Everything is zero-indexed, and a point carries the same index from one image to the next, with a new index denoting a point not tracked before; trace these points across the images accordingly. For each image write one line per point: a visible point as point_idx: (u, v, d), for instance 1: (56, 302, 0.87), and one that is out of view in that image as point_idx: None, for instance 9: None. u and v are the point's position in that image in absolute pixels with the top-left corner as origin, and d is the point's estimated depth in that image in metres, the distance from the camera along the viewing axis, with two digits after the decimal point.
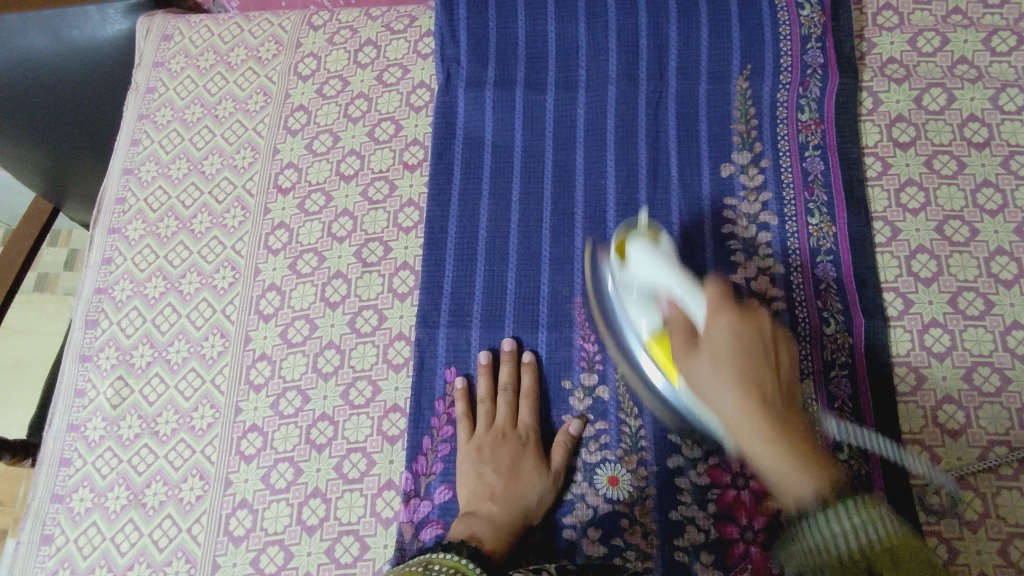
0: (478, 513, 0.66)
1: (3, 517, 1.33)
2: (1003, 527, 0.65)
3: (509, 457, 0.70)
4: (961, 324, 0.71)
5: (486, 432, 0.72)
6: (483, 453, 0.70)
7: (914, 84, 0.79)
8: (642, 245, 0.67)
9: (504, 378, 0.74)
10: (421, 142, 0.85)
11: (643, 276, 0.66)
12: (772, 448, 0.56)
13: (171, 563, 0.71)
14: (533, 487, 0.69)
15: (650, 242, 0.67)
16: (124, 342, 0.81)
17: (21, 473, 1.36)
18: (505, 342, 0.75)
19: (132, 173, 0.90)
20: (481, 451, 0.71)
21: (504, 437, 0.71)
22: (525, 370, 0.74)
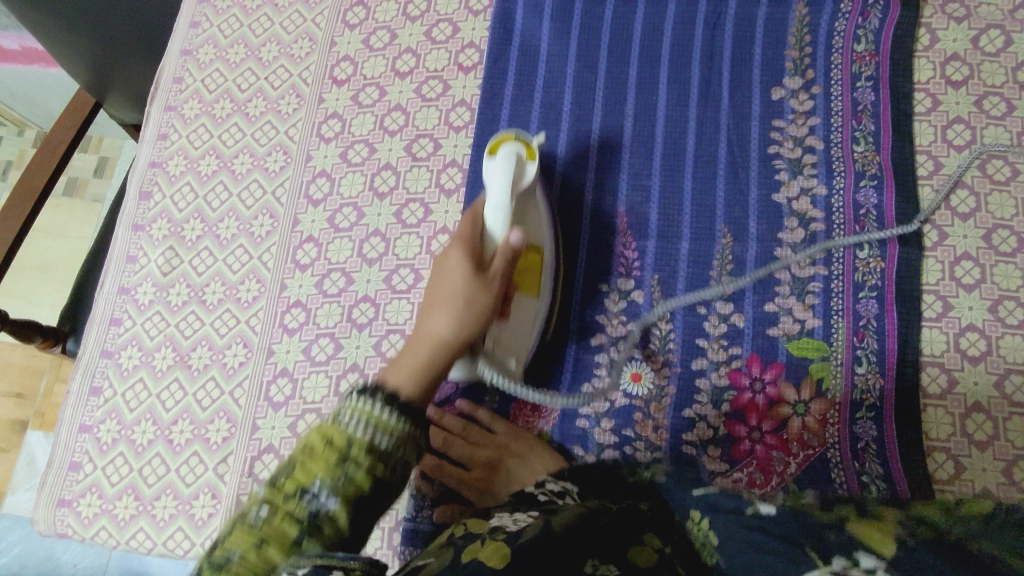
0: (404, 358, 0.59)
1: (23, 409, 1.35)
2: (1009, 449, 0.68)
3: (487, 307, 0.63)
4: (992, 259, 0.73)
5: (479, 291, 0.63)
6: (435, 285, 0.64)
7: (973, 23, 0.80)
8: (513, 159, 0.68)
9: (497, 268, 0.65)
10: (477, 45, 0.85)
11: (493, 176, 0.68)
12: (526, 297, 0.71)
13: (213, 421, 0.76)
14: (469, 340, 0.62)
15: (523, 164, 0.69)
16: (176, 215, 0.84)
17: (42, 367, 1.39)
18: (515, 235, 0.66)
19: (190, 54, 0.91)
20: (468, 308, 0.62)
21: (468, 285, 0.63)
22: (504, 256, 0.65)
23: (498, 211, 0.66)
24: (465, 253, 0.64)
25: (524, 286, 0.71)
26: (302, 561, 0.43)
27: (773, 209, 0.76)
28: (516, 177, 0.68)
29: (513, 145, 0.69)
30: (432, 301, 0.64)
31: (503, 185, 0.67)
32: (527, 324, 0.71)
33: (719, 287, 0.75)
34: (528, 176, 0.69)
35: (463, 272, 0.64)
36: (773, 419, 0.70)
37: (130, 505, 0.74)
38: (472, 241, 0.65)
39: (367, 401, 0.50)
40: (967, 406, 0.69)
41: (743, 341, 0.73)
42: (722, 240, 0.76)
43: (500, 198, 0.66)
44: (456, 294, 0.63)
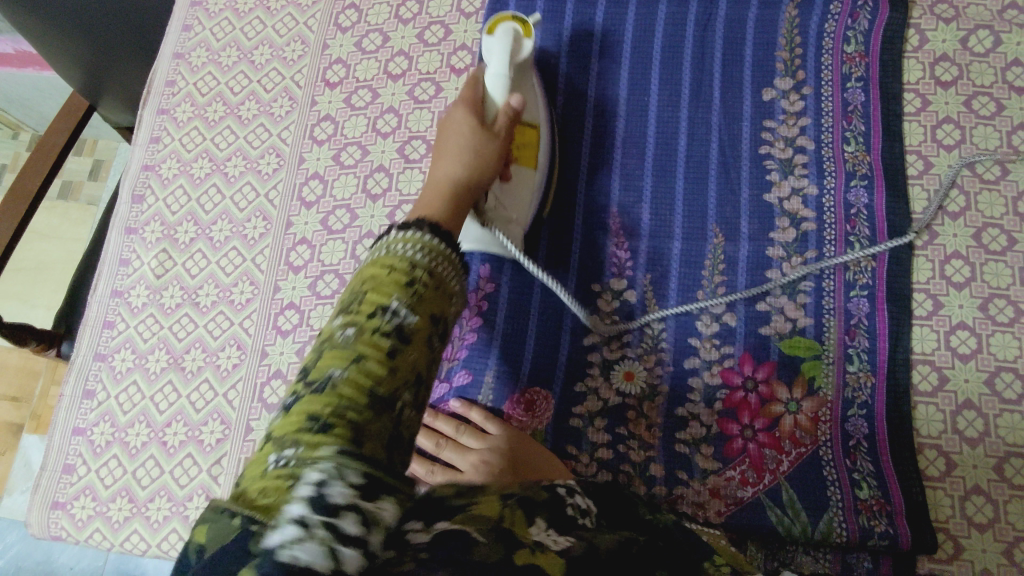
0: (425, 198, 0.55)
1: (19, 412, 1.35)
2: (1000, 446, 0.68)
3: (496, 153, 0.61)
4: (982, 258, 0.73)
5: (489, 138, 0.62)
6: (439, 137, 0.62)
7: (962, 24, 0.80)
8: (511, 39, 0.70)
9: (502, 123, 0.63)
10: (469, 47, 0.86)
11: (493, 50, 0.70)
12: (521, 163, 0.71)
13: (207, 423, 0.76)
14: (480, 182, 0.59)
15: (517, 47, 0.71)
16: (169, 218, 0.84)
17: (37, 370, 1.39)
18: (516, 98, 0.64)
19: (183, 58, 0.91)
20: (479, 146, 0.60)
21: (474, 132, 0.61)
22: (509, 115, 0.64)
23: (499, 74, 0.67)
24: (469, 109, 0.63)
25: (520, 157, 0.71)
26: (348, 463, 0.33)
27: (764, 209, 0.77)
28: (512, 48, 0.70)
29: (510, 23, 0.72)
30: (438, 152, 0.60)
31: (502, 60, 0.68)
32: (526, 189, 0.72)
33: (711, 287, 0.75)
34: (524, 51, 0.72)
35: (470, 123, 0.62)
36: (764, 417, 0.71)
37: (124, 508, 0.74)
38: (476, 99, 0.64)
39: (419, 231, 0.44)
40: (957, 404, 0.70)
41: (736, 340, 0.73)
42: (714, 240, 0.76)
43: (500, 71, 0.67)
44: (465, 142, 0.60)
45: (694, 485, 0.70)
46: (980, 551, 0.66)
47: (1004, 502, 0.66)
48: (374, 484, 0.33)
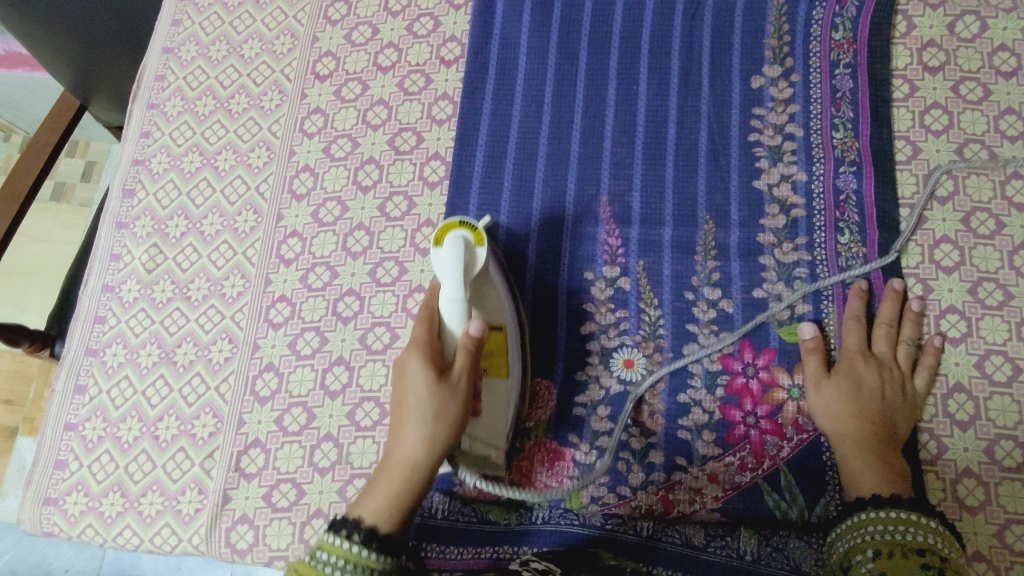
0: (372, 491, 0.59)
1: (13, 415, 1.35)
2: (991, 428, 0.68)
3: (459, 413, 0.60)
4: (971, 242, 0.73)
5: (448, 393, 0.60)
6: (396, 405, 0.62)
7: (949, 10, 0.80)
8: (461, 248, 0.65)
9: (461, 365, 0.61)
10: (458, 39, 0.86)
11: (443, 266, 0.65)
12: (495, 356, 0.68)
13: (199, 417, 0.75)
14: (441, 452, 0.60)
15: (470, 247, 0.66)
16: (160, 212, 0.84)
17: (31, 373, 1.38)
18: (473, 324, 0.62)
19: (172, 52, 0.91)
20: (438, 415, 0.60)
21: (433, 400, 0.60)
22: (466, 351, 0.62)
23: (456, 317, 0.64)
24: (423, 359, 0.61)
25: (489, 370, 0.68)
26: None
27: (754, 196, 0.77)
28: (466, 263, 0.65)
29: (462, 231, 0.67)
30: (399, 417, 0.61)
31: (454, 278, 0.64)
32: (499, 411, 0.68)
33: (704, 273, 0.75)
34: (478, 261, 0.67)
35: (425, 380, 0.60)
36: (767, 403, 0.71)
37: (116, 502, 0.74)
38: (430, 343, 0.63)
39: (341, 541, 0.54)
40: (949, 388, 0.70)
41: (733, 326, 0.73)
42: (705, 227, 0.76)
43: (450, 296, 0.64)
44: (421, 406, 0.60)
45: (693, 471, 0.70)
46: (973, 533, 0.66)
47: (995, 484, 0.67)
48: None
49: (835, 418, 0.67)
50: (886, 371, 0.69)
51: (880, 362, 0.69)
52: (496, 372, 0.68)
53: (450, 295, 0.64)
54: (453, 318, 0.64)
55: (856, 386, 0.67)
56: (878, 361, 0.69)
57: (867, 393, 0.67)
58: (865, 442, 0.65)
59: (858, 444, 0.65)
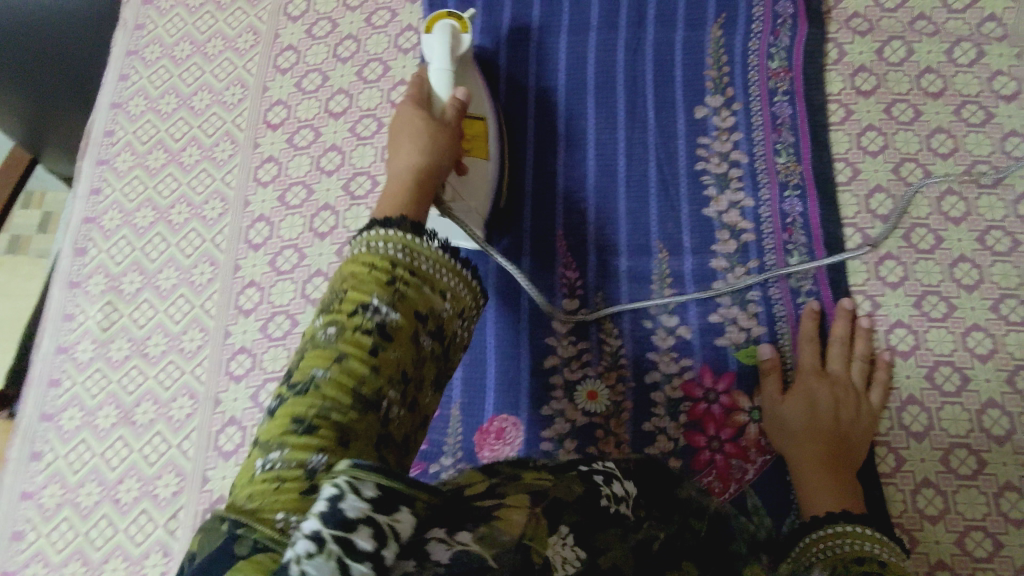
0: (388, 192, 0.58)
1: None
2: (944, 438, 0.70)
3: (447, 143, 0.63)
4: (913, 257, 0.76)
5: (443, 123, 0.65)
6: (393, 134, 0.64)
7: (876, 36, 0.84)
8: (449, 30, 0.76)
9: (450, 112, 0.66)
10: (408, 82, 0.87)
11: (432, 45, 0.76)
12: (476, 171, 0.75)
13: (161, 477, 0.74)
14: (439, 162, 0.62)
15: (456, 34, 0.77)
16: (114, 269, 0.83)
17: None
18: (461, 92, 0.68)
19: (121, 107, 0.90)
20: (435, 132, 0.63)
21: (429, 125, 0.64)
22: (455, 107, 0.67)
23: (444, 72, 0.73)
24: (413, 104, 0.66)
25: (472, 150, 0.75)
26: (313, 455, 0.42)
27: (705, 223, 0.79)
28: (453, 43, 0.76)
29: (447, 23, 0.77)
30: (395, 140, 0.63)
31: (442, 51, 0.75)
32: (482, 180, 0.75)
33: (662, 301, 0.77)
34: (463, 44, 0.77)
35: (420, 112, 0.65)
36: (729, 427, 0.72)
37: (77, 572, 0.71)
38: (422, 98, 0.68)
39: (397, 230, 0.51)
40: (902, 400, 0.72)
41: (693, 352, 0.75)
42: (659, 255, 0.78)
43: (439, 61, 0.74)
44: (418, 130, 0.63)
45: None
46: (935, 542, 0.67)
47: (953, 492, 0.68)
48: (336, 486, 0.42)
49: (792, 435, 0.68)
50: (841, 388, 0.71)
51: (835, 379, 0.72)
52: (477, 148, 0.75)
53: (438, 62, 0.74)
54: (440, 70, 0.73)
55: (815, 407, 0.69)
56: (833, 379, 0.71)
57: (823, 410, 0.69)
58: (818, 458, 0.66)
59: (809, 459, 0.67)
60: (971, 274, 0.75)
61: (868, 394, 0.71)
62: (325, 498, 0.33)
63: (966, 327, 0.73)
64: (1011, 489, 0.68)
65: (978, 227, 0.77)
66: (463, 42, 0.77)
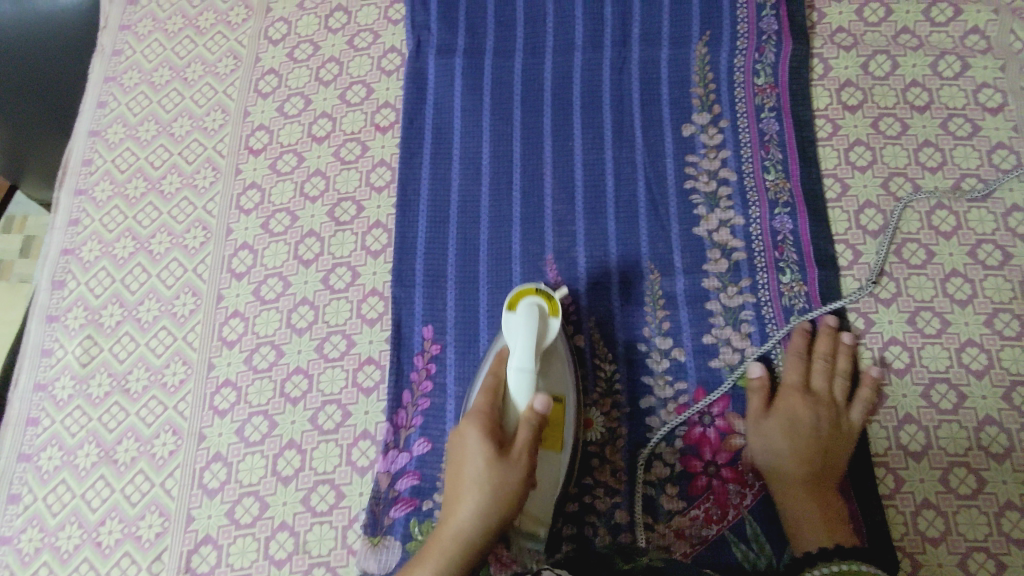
0: (427, 560, 0.58)
1: None
2: (943, 457, 0.69)
3: (506, 505, 0.60)
4: (905, 273, 0.75)
5: (500, 466, 0.60)
6: (455, 466, 0.62)
7: (861, 51, 0.84)
8: (532, 318, 0.65)
9: (519, 445, 0.61)
10: (392, 105, 0.86)
11: (512, 334, 0.66)
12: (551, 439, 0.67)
13: (144, 517, 0.72)
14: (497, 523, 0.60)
15: (542, 319, 0.67)
16: (93, 302, 0.81)
17: None
18: (526, 421, 0.62)
19: (99, 135, 0.89)
20: (498, 490, 0.59)
21: (491, 471, 0.60)
22: (524, 441, 0.61)
23: (514, 381, 0.63)
24: (481, 432, 0.61)
25: (548, 437, 0.67)
26: None
27: (695, 243, 0.78)
28: (538, 333, 0.65)
29: (533, 303, 0.67)
30: (455, 486, 0.61)
31: (522, 344, 0.64)
32: (551, 477, 0.67)
33: (655, 323, 0.76)
34: (551, 332, 0.67)
35: (484, 455, 0.60)
36: (726, 451, 0.71)
37: None
38: (489, 417, 0.63)
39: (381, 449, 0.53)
40: (899, 419, 0.71)
41: (687, 375, 0.74)
42: (650, 276, 0.77)
43: (513, 362, 0.64)
44: (476, 478, 0.60)
45: (659, 528, 0.69)
46: (936, 565, 0.66)
47: (953, 513, 0.67)
48: None
49: (778, 461, 0.68)
50: (824, 408, 0.70)
51: (817, 399, 0.71)
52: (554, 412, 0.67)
53: (514, 357, 0.64)
54: (513, 390, 0.63)
55: (800, 432, 0.68)
56: (815, 398, 0.71)
57: (804, 431, 0.68)
58: (802, 486, 0.66)
59: (796, 487, 0.66)
60: (964, 289, 0.74)
61: (850, 409, 0.71)
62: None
63: (961, 343, 0.73)
64: (1012, 508, 0.67)
65: (969, 240, 0.76)
66: (547, 334, 0.67)
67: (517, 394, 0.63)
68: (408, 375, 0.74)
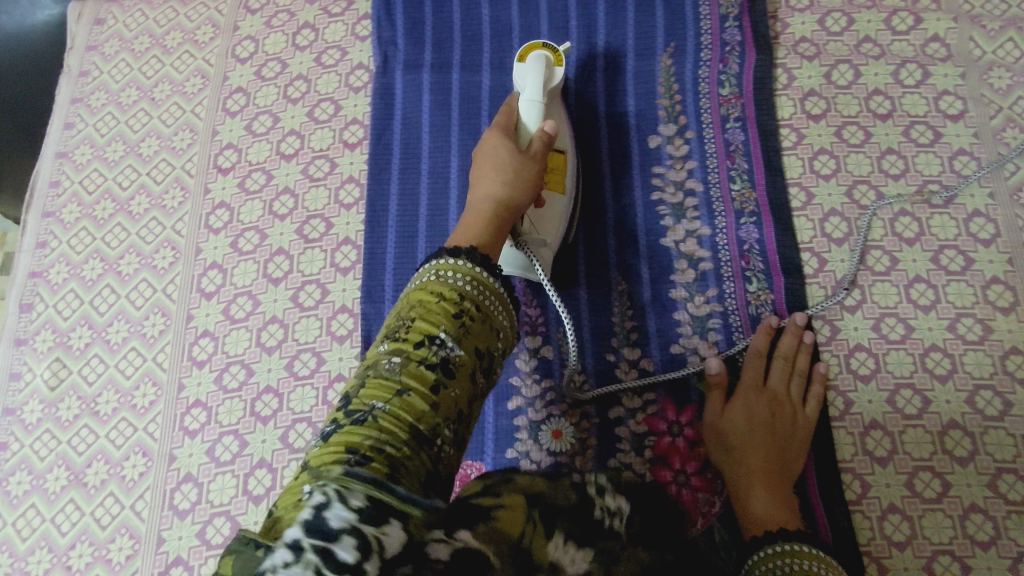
0: (466, 220, 0.60)
1: None
2: (908, 462, 0.70)
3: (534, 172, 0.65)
4: (869, 280, 0.76)
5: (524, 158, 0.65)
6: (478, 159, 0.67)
7: (823, 60, 0.85)
8: (544, 59, 0.75)
9: (536, 146, 0.67)
10: (360, 121, 0.86)
11: (523, 78, 0.75)
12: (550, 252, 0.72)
13: (115, 540, 0.71)
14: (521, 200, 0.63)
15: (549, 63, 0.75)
16: (62, 324, 0.80)
17: None
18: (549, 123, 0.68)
19: (67, 157, 0.88)
20: (517, 173, 0.64)
21: (514, 159, 0.65)
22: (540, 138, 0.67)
23: (530, 107, 0.71)
24: (504, 135, 0.67)
25: (550, 181, 0.73)
26: (357, 485, 0.37)
27: (663, 253, 0.78)
28: (545, 76, 0.74)
29: (542, 52, 0.75)
30: (478, 172, 0.65)
31: (534, 81, 0.73)
32: (557, 218, 0.73)
33: (624, 334, 0.76)
34: (557, 78, 0.76)
35: (508, 148, 0.66)
36: (694, 459, 0.72)
37: None
38: (507, 128, 0.68)
39: (465, 264, 0.53)
40: (865, 425, 0.72)
41: (656, 386, 0.74)
42: (619, 287, 0.78)
43: (528, 94, 0.72)
44: (504, 164, 0.65)
45: None
46: (903, 569, 0.67)
47: (919, 518, 0.68)
48: (385, 508, 0.35)
49: (731, 452, 0.68)
50: (780, 403, 0.71)
51: (776, 396, 0.71)
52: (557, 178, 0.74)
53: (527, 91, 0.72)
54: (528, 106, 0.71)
55: (755, 423, 0.68)
56: (773, 394, 0.71)
57: (759, 423, 0.68)
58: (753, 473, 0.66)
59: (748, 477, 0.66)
60: (927, 295, 0.75)
61: (806, 406, 0.71)
62: (314, 506, 0.35)
63: (925, 348, 0.73)
64: (976, 511, 0.68)
65: (932, 247, 0.77)
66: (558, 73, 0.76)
67: (530, 110, 0.70)
68: None
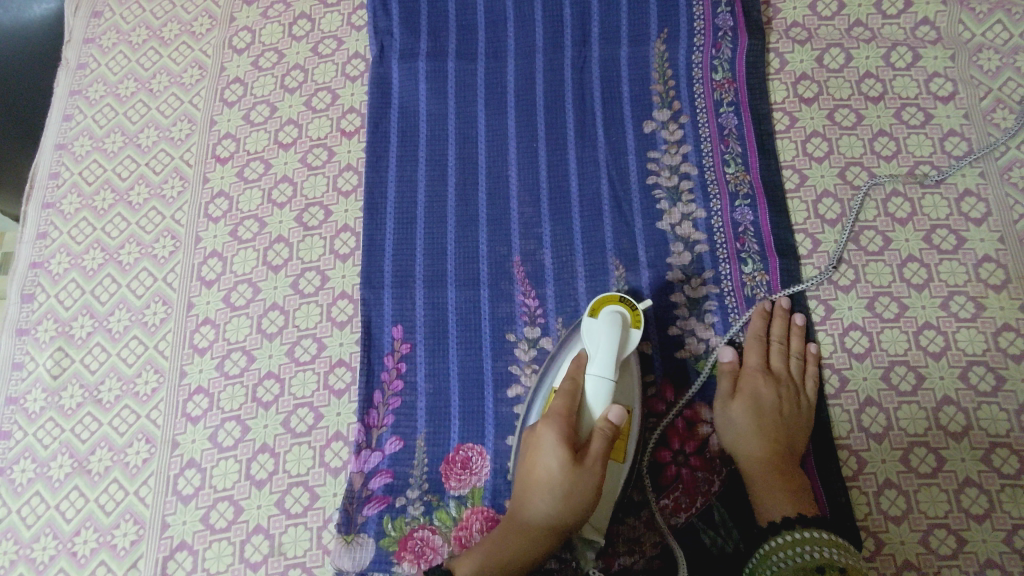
0: (507, 560, 0.62)
1: None
2: (903, 438, 0.71)
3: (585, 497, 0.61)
4: (863, 260, 0.77)
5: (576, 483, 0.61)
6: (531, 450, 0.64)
7: (815, 44, 0.86)
8: (612, 334, 0.65)
9: (595, 448, 0.61)
10: (358, 110, 0.87)
11: (590, 335, 0.67)
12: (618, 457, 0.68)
13: (119, 526, 0.72)
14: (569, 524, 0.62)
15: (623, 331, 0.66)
16: (64, 314, 0.81)
17: None
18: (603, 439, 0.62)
19: (66, 148, 0.89)
20: (570, 494, 0.61)
21: (566, 471, 0.61)
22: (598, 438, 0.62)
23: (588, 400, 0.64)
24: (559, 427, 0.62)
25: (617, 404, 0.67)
26: None
27: (659, 236, 0.79)
28: (619, 345, 0.65)
29: (612, 315, 0.66)
30: (528, 483, 0.63)
31: (600, 357, 0.64)
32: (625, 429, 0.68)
33: None
34: (630, 343, 0.67)
35: (562, 458, 0.61)
36: (694, 440, 0.73)
37: None
38: (568, 415, 0.63)
39: None
40: (860, 402, 0.73)
41: (654, 368, 0.75)
42: (616, 272, 0.78)
43: (596, 366, 0.64)
44: (555, 488, 0.61)
45: (630, 520, 0.71)
46: (899, 542, 0.68)
47: (914, 492, 0.69)
48: None
49: (744, 443, 0.69)
50: (784, 385, 0.72)
51: (778, 379, 0.72)
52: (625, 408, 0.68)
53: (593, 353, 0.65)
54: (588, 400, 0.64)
55: (764, 412, 0.70)
56: (777, 378, 0.72)
57: (769, 412, 0.70)
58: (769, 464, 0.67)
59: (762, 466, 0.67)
60: (920, 273, 0.76)
61: (806, 386, 0.73)
62: None
63: (919, 326, 0.74)
64: (971, 485, 0.69)
65: (924, 226, 0.78)
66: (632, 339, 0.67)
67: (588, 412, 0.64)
68: (378, 375, 0.75)
